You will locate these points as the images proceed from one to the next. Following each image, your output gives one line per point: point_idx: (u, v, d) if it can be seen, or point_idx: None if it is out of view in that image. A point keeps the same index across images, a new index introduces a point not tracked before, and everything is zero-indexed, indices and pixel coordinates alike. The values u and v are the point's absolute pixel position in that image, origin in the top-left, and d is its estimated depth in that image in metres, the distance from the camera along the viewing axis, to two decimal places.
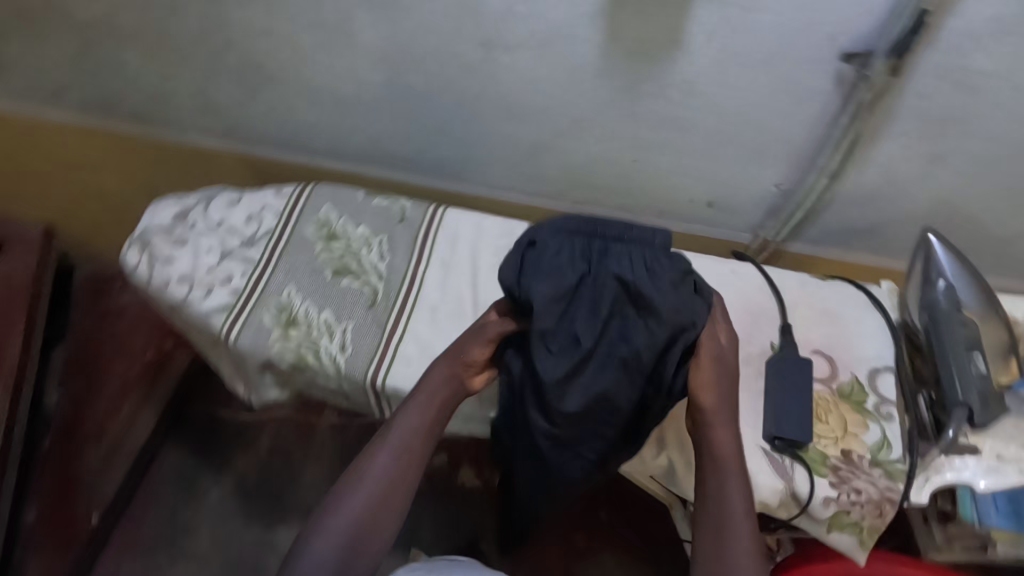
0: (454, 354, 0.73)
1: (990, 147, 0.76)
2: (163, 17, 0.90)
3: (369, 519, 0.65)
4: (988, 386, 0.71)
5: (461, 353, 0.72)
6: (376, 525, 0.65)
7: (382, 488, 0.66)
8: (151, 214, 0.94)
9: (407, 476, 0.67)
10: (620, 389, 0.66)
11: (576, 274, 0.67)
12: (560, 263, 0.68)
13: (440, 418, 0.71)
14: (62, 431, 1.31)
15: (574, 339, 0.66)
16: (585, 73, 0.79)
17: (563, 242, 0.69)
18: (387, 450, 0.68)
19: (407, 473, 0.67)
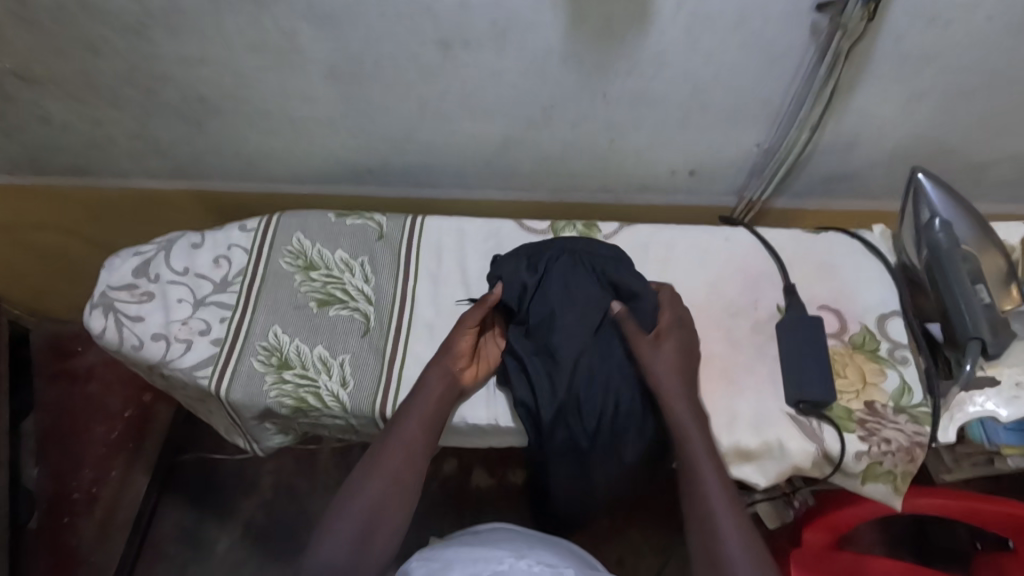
0: (441, 355, 0.75)
1: (964, 77, 0.76)
2: (83, 59, 0.82)
3: (376, 510, 0.66)
4: (996, 316, 0.72)
5: (448, 350, 0.75)
6: (378, 528, 0.65)
7: (387, 490, 0.67)
8: (107, 272, 0.87)
9: (406, 477, 0.68)
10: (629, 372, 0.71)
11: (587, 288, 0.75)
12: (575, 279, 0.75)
13: (438, 421, 0.72)
14: (48, 508, 1.23)
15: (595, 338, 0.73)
16: (553, 59, 0.76)
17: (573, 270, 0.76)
18: (392, 444, 0.70)
19: (406, 474, 0.68)
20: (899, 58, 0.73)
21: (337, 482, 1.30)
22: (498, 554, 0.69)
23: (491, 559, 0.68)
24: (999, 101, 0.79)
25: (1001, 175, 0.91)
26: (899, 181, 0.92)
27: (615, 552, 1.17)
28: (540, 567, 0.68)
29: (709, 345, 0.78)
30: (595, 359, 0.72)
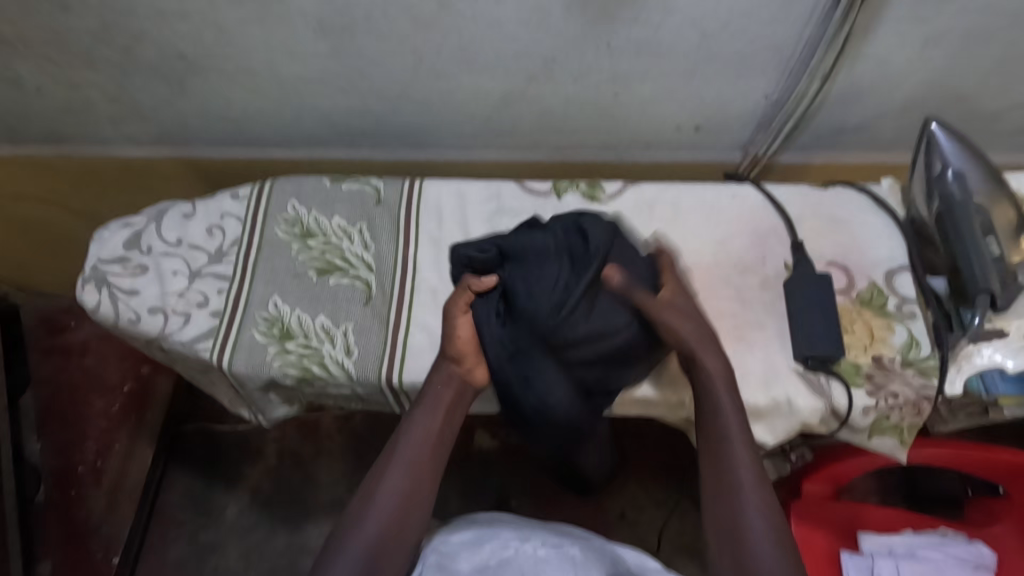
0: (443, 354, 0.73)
1: (983, 17, 0.73)
2: (54, 16, 0.77)
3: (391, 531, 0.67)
4: (1005, 268, 0.71)
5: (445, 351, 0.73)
6: (410, 507, 0.69)
7: (408, 476, 0.70)
8: (97, 245, 0.84)
9: (427, 464, 0.71)
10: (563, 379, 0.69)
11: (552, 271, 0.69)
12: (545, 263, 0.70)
13: (454, 413, 0.73)
14: (54, 484, 1.21)
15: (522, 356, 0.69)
16: (554, 7, 0.72)
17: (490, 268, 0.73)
18: (401, 462, 0.70)
19: (423, 469, 0.71)
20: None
21: (342, 447, 1.31)
22: (504, 534, 0.71)
23: (498, 542, 0.71)
24: (1015, 45, 0.77)
25: (1012, 124, 0.89)
26: (908, 132, 0.90)
27: (619, 506, 1.19)
28: (545, 550, 0.70)
29: (718, 304, 0.77)
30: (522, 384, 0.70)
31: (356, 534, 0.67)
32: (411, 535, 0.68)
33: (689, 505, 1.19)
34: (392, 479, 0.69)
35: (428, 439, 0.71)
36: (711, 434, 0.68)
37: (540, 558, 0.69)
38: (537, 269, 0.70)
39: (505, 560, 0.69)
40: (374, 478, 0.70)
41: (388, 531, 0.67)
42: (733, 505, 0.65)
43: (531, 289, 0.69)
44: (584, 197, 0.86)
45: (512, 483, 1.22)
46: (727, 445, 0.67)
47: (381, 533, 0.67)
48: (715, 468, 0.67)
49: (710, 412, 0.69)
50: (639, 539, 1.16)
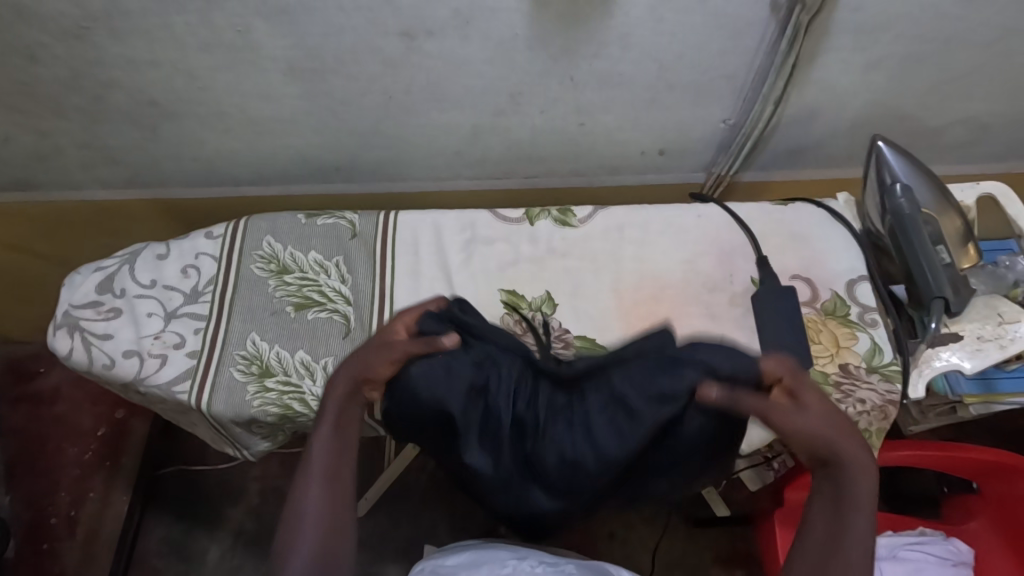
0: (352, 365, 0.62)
1: (920, 44, 0.78)
2: (21, 68, 0.78)
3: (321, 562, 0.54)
4: (957, 275, 0.75)
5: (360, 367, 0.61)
6: (338, 535, 0.56)
7: (326, 494, 0.56)
8: (69, 291, 0.84)
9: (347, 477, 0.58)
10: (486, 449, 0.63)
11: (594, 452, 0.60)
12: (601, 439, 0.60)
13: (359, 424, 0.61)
14: (26, 537, 1.18)
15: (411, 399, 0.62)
16: (517, 45, 0.75)
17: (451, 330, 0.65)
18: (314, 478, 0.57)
19: (341, 484, 0.57)
20: (857, 27, 0.75)
21: None
22: (501, 555, 0.72)
23: (495, 562, 0.71)
24: (950, 67, 0.82)
25: (955, 138, 0.94)
26: (860, 148, 0.95)
27: (608, 525, 1.19)
28: (542, 567, 0.71)
29: (691, 321, 0.80)
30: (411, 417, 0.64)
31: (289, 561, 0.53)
32: (345, 569, 0.55)
33: (677, 520, 1.20)
34: (313, 501, 0.56)
35: (343, 448, 0.58)
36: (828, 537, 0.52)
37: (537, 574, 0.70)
38: (429, 372, 0.61)
39: None
40: (292, 505, 0.56)
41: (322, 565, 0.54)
42: None
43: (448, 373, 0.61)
44: (556, 222, 0.88)
45: None
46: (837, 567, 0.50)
47: (321, 564, 0.54)
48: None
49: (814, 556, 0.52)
50: (630, 557, 1.17)
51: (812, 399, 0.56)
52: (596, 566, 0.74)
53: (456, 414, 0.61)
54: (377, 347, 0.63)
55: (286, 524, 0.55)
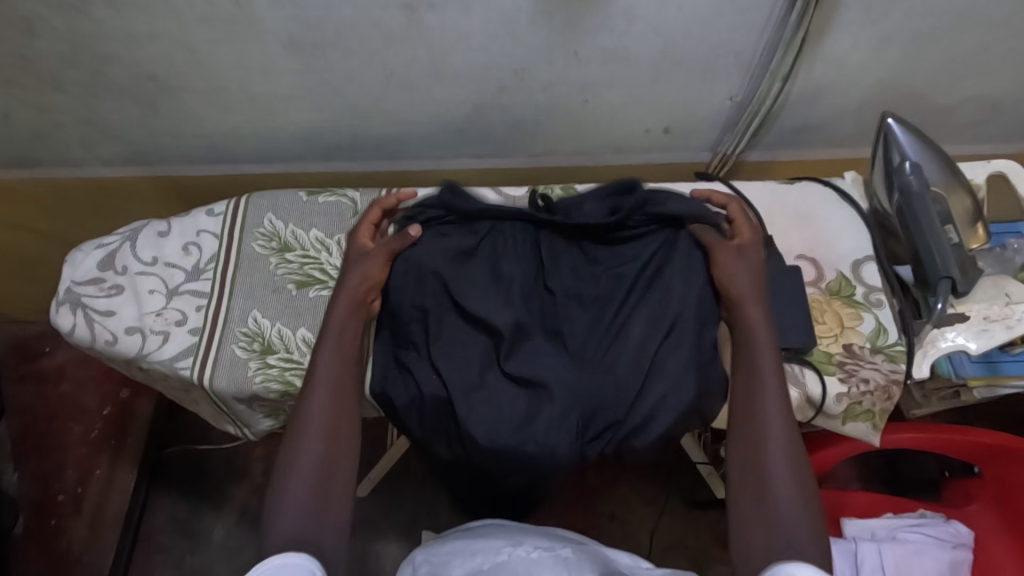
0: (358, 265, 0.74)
1: (933, 18, 0.76)
2: (19, 41, 0.77)
3: (328, 458, 0.62)
4: (964, 254, 0.74)
5: (356, 278, 0.73)
6: (345, 436, 0.64)
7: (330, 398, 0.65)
8: (71, 268, 0.84)
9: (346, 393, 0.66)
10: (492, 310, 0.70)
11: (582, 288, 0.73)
12: (587, 278, 0.74)
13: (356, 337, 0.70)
14: (33, 512, 1.19)
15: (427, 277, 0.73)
16: (521, 19, 0.74)
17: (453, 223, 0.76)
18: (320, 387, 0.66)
19: (344, 402, 0.66)
20: (868, 0, 0.74)
21: None
22: (495, 543, 0.71)
23: (489, 549, 0.71)
24: (963, 42, 0.80)
25: (966, 117, 0.92)
26: (868, 127, 0.93)
27: (609, 506, 1.20)
28: (538, 553, 0.70)
29: None
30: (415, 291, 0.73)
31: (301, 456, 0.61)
32: (350, 463, 0.63)
33: (677, 501, 1.20)
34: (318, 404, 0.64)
35: (341, 364, 0.68)
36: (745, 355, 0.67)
37: (533, 559, 0.69)
38: (439, 245, 0.74)
39: (498, 564, 0.69)
40: (295, 418, 0.64)
41: (323, 466, 0.61)
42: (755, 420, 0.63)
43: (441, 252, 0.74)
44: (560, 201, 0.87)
45: None
46: (760, 391, 0.64)
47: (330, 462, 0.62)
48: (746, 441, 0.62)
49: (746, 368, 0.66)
50: (629, 536, 1.17)
51: (750, 250, 0.73)
52: (597, 556, 0.70)
53: (467, 273, 0.72)
54: (369, 255, 0.75)
55: (291, 438, 0.63)
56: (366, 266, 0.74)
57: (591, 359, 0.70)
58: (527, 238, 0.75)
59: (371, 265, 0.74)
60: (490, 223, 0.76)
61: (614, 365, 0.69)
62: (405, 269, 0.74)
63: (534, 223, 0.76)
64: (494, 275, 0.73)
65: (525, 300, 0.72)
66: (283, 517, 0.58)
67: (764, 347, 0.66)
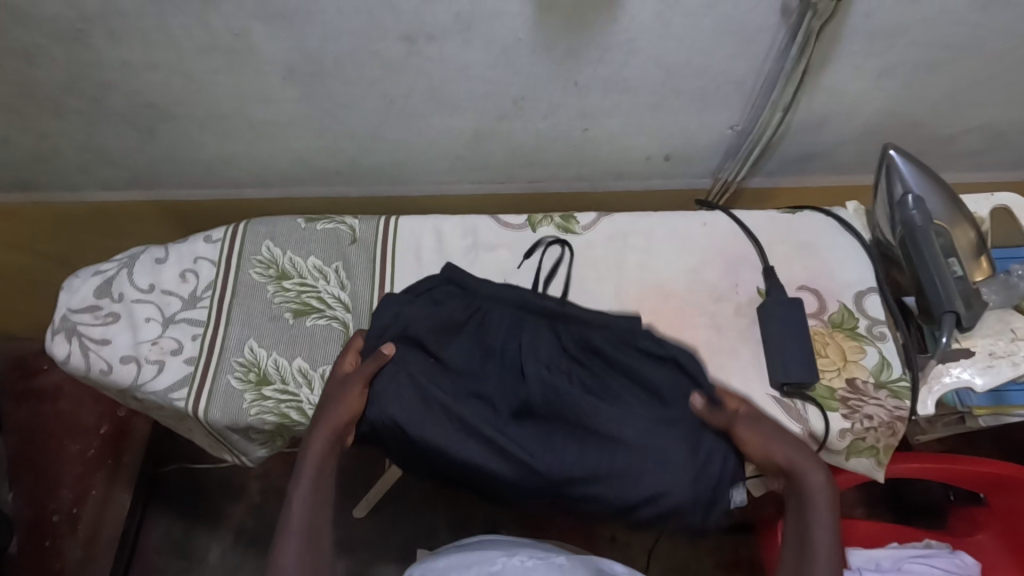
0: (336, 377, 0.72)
1: (935, 50, 0.76)
2: (18, 69, 0.77)
3: None
4: (968, 289, 0.73)
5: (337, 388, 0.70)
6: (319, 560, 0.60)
7: (309, 512, 0.62)
8: (67, 294, 0.83)
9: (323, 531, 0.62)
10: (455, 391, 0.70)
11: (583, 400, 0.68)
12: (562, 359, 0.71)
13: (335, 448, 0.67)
14: (28, 534, 1.15)
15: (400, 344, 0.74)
16: (520, 50, 0.73)
17: (444, 292, 0.76)
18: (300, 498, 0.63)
19: (321, 519, 0.62)
20: (869, 32, 0.73)
21: None
22: (489, 552, 0.71)
23: (484, 560, 0.70)
24: (965, 74, 0.80)
25: (969, 145, 0.92)
26: (870, 156, 0.93)
27: (609, 529, 1.18)
28: (532, 561, 0.69)
29: (696, 332, 0.79)
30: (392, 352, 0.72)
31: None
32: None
33: None
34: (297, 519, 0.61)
35: (318, 502, 0.63)
36: (800, 528, 0.63)
37: (528, 568, 0.68)
38: (416, 308, 0.75)
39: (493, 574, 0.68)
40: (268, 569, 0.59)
41: None
42: None
43: (419, 316, 0.74)
44: (559, 229, 0.86)
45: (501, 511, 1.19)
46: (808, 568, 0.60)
47: None
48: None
49: (797, 538, 0.63)
50: (628, 560, 1.16)
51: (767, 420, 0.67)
52: (591, 561, 0.69)
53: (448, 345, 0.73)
54: (345, 382, 0.70)
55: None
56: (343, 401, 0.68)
57: (557, 446, 0.67)
58: (517, 322, 0.73)
59: (349, 398, 0.68)
60: (479, 300, 0.75)
61: (626, 494, 0.65)
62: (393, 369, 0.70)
63: (525, 309, 0.75)
64: (470, 356, 0.72)
65: (500, 386, 0.70)
66: None
67: (821, 523, 0.62)
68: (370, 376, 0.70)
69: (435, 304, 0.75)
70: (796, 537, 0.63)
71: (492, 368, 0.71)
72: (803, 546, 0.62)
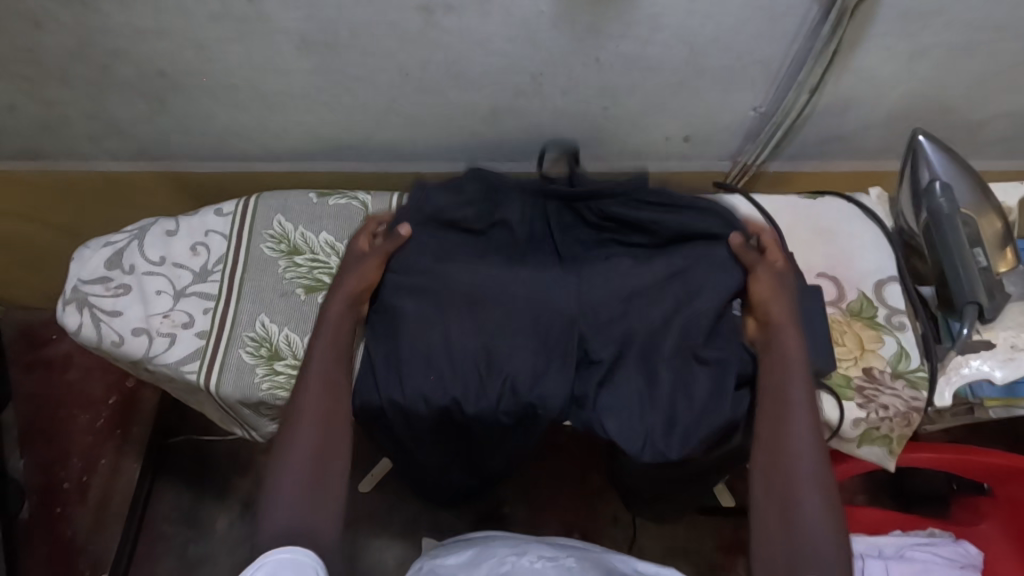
0: (352, 262, 0.78)
1: (968, 32, 0.73)
2: (26, 34, 0.75)
3: (317, 458, 0.65)
4: (991, 279, 0.72)
5: (343, 282, 0.76)
6: (335, 427, 0.68)
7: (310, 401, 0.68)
8: (78, 266, 0.82)
9: (341, 384, 0.70)
10: (477, 270, 0.75)
11: (592, 303, 0.73)
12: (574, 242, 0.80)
13: (342, 340, 0.72)
14: (40, 500, 1.18)
15: (422, 241, 0.78)
16: (541, 23, 0.71)
17: (467, 192, 0.79)
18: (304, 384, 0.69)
19: (331, 389, 0.69)
20: (902, 12, 0.71)
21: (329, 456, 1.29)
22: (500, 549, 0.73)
23: (495, 558, 0.73)
24: (996, 60, 0.77)
25: (997, 133, 0.90)
26: (894, 142, 0.91)
27: (612, 509, 1.18)
28: (541, 563, 0.72)
29: None
30: (418, 245, 0.78)
31: (287, 457, 0.65)
32: (343, 458, 0.67)
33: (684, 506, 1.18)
34: (309, 402, 0.68)
35: (331, 368, 0.70)
36: (778, 386, 0.66)
37: (537, 569, 0.71)
38: (444, 199, 0.79)
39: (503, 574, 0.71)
40: (287, 424, 0.68)
41: (318, 472, 0.64)
42: (784, 448, 0.63)
43: (445, 211, 0.79)
44: None
45: (508, 487, 1.19)
46: (789, 407, 0.65)
47: (320, 458, 0.65)
48: (775, 460, 0.63)
49: (773, 383, 0.67)
50: (632, 540, 1.15)
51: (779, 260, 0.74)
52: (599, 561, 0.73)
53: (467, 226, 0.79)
54: (364, 257, 0.77)
55: (288, 423, 0.67)
56: (357, 271, 0.76)
57: (554, 334, 0.72)
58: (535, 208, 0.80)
59: (365, 268, 0.76)
60: (500, 191, 0.80)
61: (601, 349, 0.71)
62: (398, 269, 0.76)
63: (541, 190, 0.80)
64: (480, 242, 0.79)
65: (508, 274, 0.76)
66: (280, 506, 0.62)
67: (795, 366, 0.67)
68: (388, 254, 0.77)
69: (451, 202, 0.79)
70: (773, 383, 0.67)
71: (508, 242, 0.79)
72: (778, 387, 0.66)
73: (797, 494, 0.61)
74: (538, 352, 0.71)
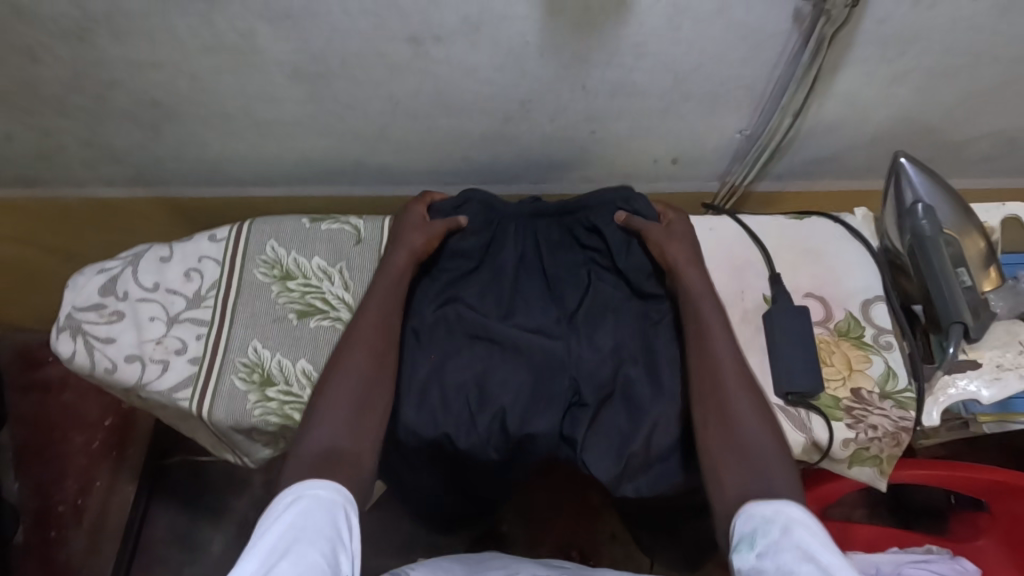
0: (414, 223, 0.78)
1: (948, 57, 0.75)
2: (23, 67, 0.76)
3: (361, 401, 0.66)
4: (975, 298, 0.73)
5: (404, 237, 0.77)
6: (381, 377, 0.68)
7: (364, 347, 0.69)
8: (72, 293, 0.83)
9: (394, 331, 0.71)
10: (467, 305, 0.75)
11: (580, 347, 0.73)
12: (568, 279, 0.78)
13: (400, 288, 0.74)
14: (32, 522, 1.16)
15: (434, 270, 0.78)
16: (528, 53, 0.73)
17: (466, 220, 0.78)
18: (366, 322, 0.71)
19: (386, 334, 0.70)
20: (883, 39, 0.72)
21: None
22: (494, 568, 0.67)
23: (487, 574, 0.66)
24: (976, 83, 0.79)
25: (980, 152, 0.91)
26: (880, 161, 0.92)
27: (609, 526, 1.18)
28: None
29: None
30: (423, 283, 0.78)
31: (334, 389, 0.66)
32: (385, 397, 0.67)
33: None
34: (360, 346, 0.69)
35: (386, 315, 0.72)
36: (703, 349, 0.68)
37: None
38: (460, 236, 0.78)
39: None
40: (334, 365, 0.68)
41: (362, 410, 0.65)
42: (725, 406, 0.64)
43: (456, 244, 0.78)
44: None
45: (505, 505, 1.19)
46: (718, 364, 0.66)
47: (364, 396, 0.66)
48: (717, 417, 0.64)
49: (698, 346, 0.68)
50: (630, 558, 1.15)
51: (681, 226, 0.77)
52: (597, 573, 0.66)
53: (467, 261, 0.78)
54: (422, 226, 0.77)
55: (334, 364, 0.68)
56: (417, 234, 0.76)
57: (544, 368, 0.73)
58: (529, 233, 0.80)
59: (429, 232, 0.77)
60: (496, 215, 0.79)
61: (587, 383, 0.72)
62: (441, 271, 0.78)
63: (536, 215, 0.80)
64: (471, 275, 0.78)
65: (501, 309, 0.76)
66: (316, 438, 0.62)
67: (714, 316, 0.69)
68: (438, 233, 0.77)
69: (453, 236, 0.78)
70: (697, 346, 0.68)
71: (499, 276, 0.78)
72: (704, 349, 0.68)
73: (753, 460, 0.60)
74: (529, 384, 0.73)
